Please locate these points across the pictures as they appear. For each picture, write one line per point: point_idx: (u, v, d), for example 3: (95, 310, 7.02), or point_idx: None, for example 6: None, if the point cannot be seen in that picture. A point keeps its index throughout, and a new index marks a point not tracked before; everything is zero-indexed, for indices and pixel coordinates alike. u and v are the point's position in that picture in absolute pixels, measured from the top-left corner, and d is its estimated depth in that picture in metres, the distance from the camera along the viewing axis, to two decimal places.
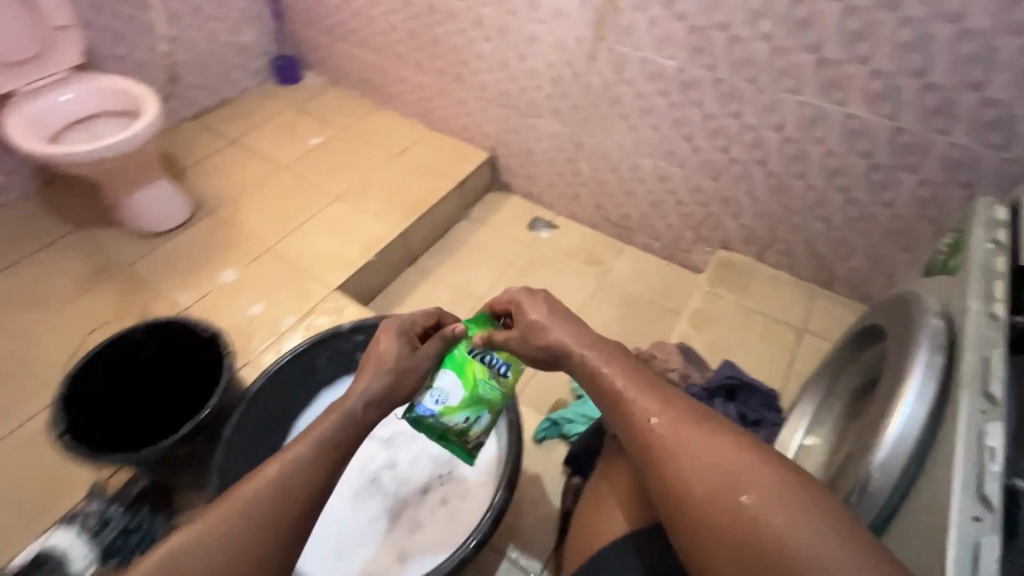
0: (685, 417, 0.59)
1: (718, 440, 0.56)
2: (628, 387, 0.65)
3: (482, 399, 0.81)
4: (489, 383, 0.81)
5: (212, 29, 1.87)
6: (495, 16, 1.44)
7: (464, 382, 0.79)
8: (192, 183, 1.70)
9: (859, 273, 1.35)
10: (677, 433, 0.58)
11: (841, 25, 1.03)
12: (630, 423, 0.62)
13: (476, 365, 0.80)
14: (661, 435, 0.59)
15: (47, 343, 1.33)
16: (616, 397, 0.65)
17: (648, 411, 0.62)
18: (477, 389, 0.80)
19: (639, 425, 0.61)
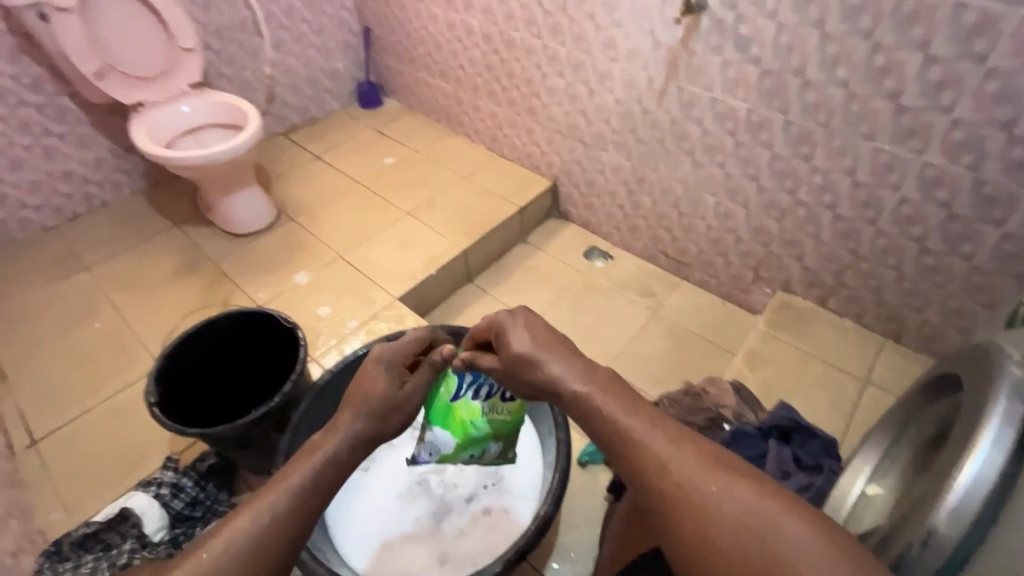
0: (702, 460, 0.54)
1: (738, 488, 0.51)
2: (630, 419, 0.58)
3: (480, 436, 0.91)
4: (481, 421, 0.89)
5: (309, 55, 2.06)
6: (570, 53, 1.52)
7: (454, 431, 0.90)
8: (277, 191, 1.86)
9: (932, 326, 1.29)
10: (692, 476, 0.53)
11: (922, 74, 1.02)
12: (638, 460, 0.56)
13: (462, 408, 0.88)
14: (675, 476, 0.53)
15: (141, 323, 1.47)
16: (619, 431, 0.58)
17: (658, 449, 0.55)
18: (468, 432, 0.89)
19: (649, 464, 0.55)
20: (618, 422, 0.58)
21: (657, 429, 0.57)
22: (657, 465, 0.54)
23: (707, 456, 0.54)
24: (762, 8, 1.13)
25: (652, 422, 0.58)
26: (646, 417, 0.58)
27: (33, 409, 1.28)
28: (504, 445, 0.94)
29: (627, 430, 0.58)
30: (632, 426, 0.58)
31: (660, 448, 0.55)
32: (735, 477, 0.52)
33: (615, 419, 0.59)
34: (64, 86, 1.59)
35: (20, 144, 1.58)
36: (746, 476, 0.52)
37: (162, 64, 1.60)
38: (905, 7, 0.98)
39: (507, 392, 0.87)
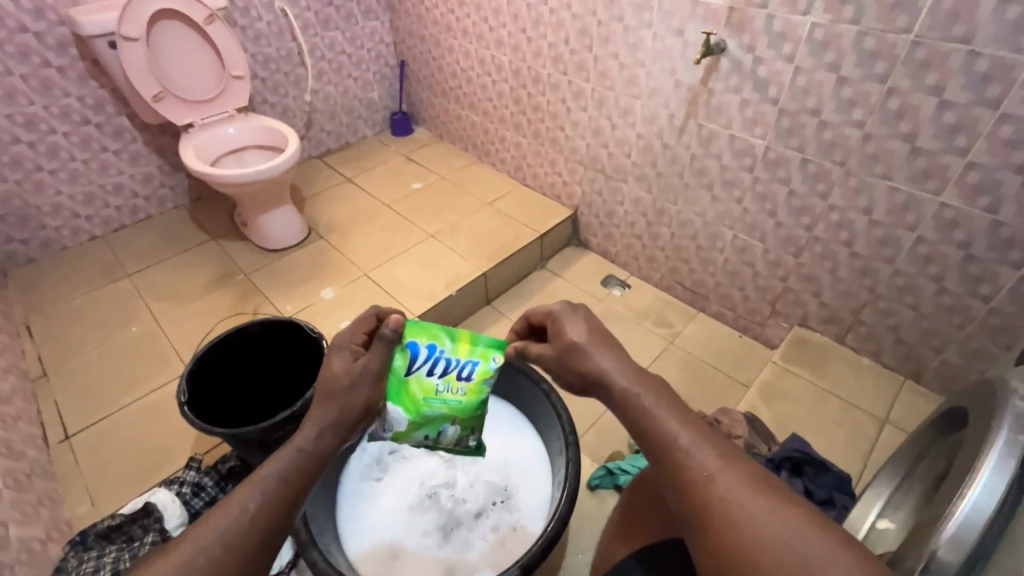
0: (750, 478, 0.54)
1: (787, 512, 0.51)
2: (684, 432, 0.58)
3: (435, 415, 0.86)
4: (435, 398, 0.84)
5: (348, 85, 2.19)
6: (594, 89, 1.59)
7: (405, 409, 0.84)
8: (310, 210, 1.95)
9: (952, 367, 1.28)
10: (738, 493, 0.52)
11: (937, 118, 1.05)
12: (684, 472, 0.56)
13: (416, 384, 0.83)
14: (721, 490, 0.53)
15: (175, 330, 1.54)
16: (668, 444, 0.58)
17: (708, 463, 0.55)
18: (421, 410, 0.85)
19: (695, 477, 0.55)
20: (668, 434, 0.59)
21: (709, 445, 0.57)
22: (704, 480, 0.54)
23: (756, 476, 0.54)
24: (780, 52, 1.18)
25: (705, 438, 0.58)
26: (693, 429, 0.59)
27: (70, 406, 1.35)
28: (462, 427, 0.89)
29: (674, 441, 0.58)
30: (687, 441, 0.57)
31: (709, 462, 0.55)
32: (783, 501, 0.52)
33: (665, 431, 0.59)
34: (123, 107, 1.72)
35: (79, 159, 1.71)
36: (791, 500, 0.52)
37: (212, 89, 1.73)
38: (918, 55, 1.02)
39: (466, 367, 0.84)
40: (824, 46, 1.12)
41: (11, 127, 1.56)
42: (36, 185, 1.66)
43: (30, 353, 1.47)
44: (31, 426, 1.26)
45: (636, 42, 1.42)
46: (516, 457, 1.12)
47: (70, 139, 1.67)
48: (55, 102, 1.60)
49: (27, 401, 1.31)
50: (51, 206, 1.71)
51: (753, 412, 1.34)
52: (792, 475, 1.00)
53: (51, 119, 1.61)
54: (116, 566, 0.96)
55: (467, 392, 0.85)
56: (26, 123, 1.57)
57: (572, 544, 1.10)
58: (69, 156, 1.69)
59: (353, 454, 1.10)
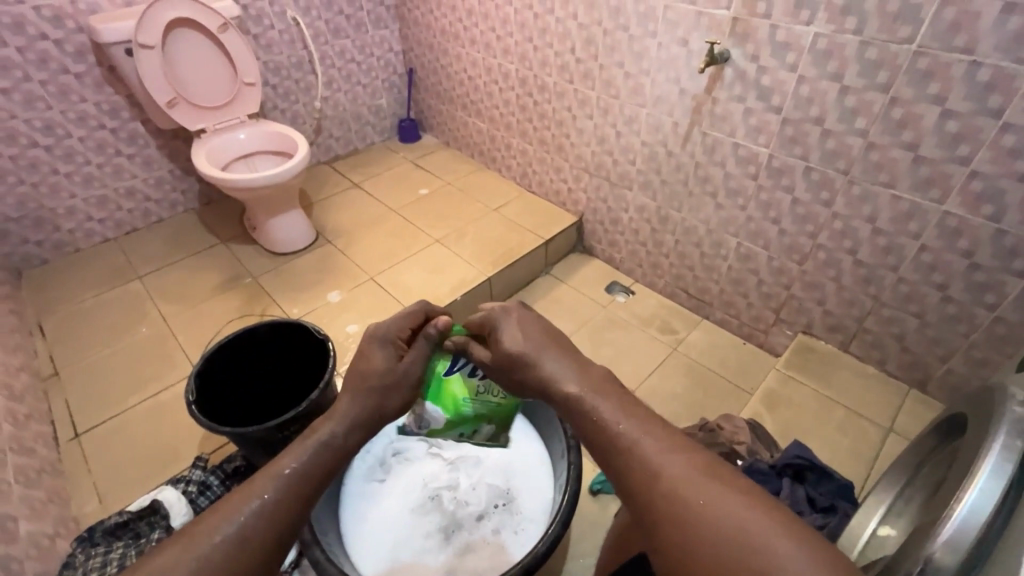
0: (695, 466, 0.51)
1: (731, 499, 0.47)
2: (628, 425, 0.56)
3: (472, 414, 1.07)
4: (473, 399, 1.05)
5: (357, 93, 2.23)
6: (599, 97, 1.60)
7: (448, 406, 1.05)
8: (318, 215, 1.98)
9: (957, 377, 1.27)
10: (681, 483, 0.49)
11: (939, 128, 1.05)
12: (627, 468, 0.53)
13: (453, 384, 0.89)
14: (665, 485, 0.50)
15: (184, 331, 1.56)
16: (610, 437, 0.56)
17: (649, 455, 0.53)
18: (461, 408, 1.05)
19: (639, 473, 0.52)
20: (610, 428, 0.57)
21: (650, 436, 0.54)
22: (647, 475, 0.52)
23: (700, 463, 0.51)
24: (783, 62, 1.19)
25: (648, 428, 0.55)
26: (642, 422, 0.56)
27: (80, 404, 1.37)
28: (495, 426, 1.12)
29: (619, 437, 0.55)
30: (631, 431, 0.55)
31: (651, 454, 0.53)
32: (729, 487, 0.48)
33: (609, 426, 0.57)
34: (138, 113, 1.76)
35: (94, 163, 1.74)
36: (738, 486, 0.49)
37: (225, 96, 1.76)
38: (921, 65, 1.02)
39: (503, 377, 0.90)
40: (827, 56, 1.13)
41: (30, 131, 1.59)
42: (52, 188, 1.70)
43: (42, 352, 1.49)
44: (42, 423, 1.28)
45: (641, 51, 1.43)
46: (519, 461, 1.13)
47: (86, 144, 1.70)
48: (72, 108, 1.64)
49: (39, 399, 1.34)
50: (66, 208, 1.74)
51: (756, 419, 1.34)
52: (794, 482, 1.00)
53: (68, 124, 1.65)
54: (122, 562, 0.97)
55: (501, 399, 1.06)
56: (43, 127, 1.61)
57: (572, 548, 1.11)
58: (85, 160, 1.72)
59: (357, 455, 1.11)
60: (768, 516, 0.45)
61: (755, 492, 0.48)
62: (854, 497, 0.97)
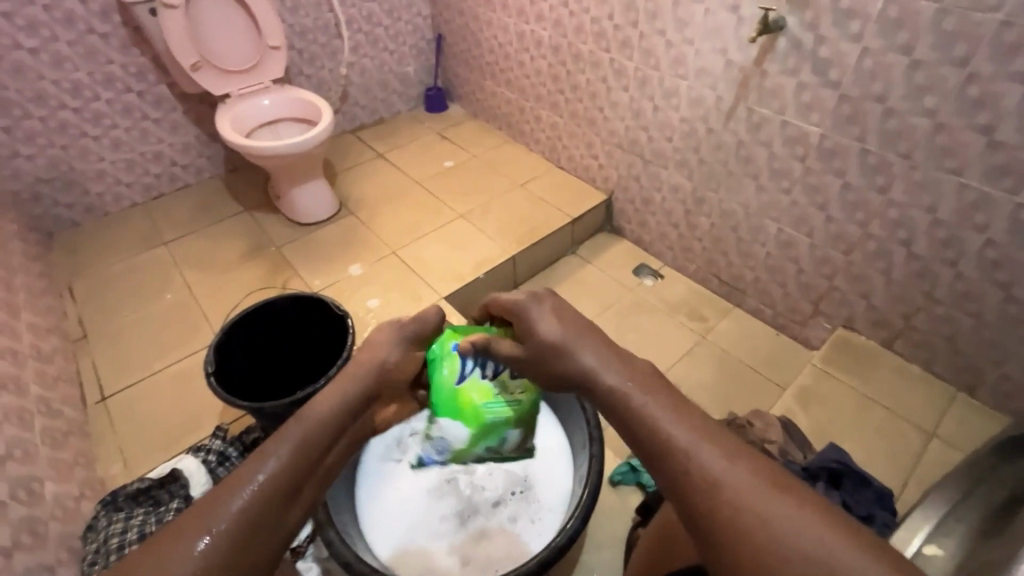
0: (762, 479, 0.46)
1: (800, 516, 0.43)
2: (676, 426, 0.51)
3: (497, 420, 0.96)
4: (494, 402, 0.94)
5: (384, 59, 2.16)
6: (637, 68, 1.50)
7: (471, 417, 0.94)
8: (341, 186, 1.94)
9: (1012, 382, 1.19)
10: (748, 497, 0.45)
11: (1023, 109, 0.94)
12: (684, 475, 0.48)
13: (472, 391, 0.92)
14: (728, 498, 0.45)
15: (207, 299, 1.57)
16: (658, 439, 0.51)
17: (702, 461, 0.48)
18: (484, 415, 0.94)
19: (695, 485, 0.47)
20: (658, 430, 0.51)
21: (707, 441, 0.49)
22: (707, 485, 0.46)
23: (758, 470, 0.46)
24: (846, 31, 1.08)
25: (703, 433, 0.50)
26: (692, 427, 0.51)
27: (107, 367, 1.39)
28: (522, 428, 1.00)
29: (669, 440, 0.50)
30: (682, 436, 0.50)
31: (713, 462, 0.47)
32: (806, 505, 0.44)
33: (656, 427, 0.51)
34: (163, 76, 1.73)
35: (121, 127, 1.73)
36: (814, 503, 0.44)
37: (251, 59, 1.72)
38: (1008, 37, 0.91)
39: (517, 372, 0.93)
40: (897, 25, 1.02)
41: (58, 93, 1.59)
42: (81, 151, 1.70)
43: (72, 315, 1.52)
44: (70, 385, 1.30)
45: (686, 18, 1.33)
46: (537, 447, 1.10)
47: (113, 107, 1.69)
48: (99, 69, 1.62)
49: (67, 360, 1.36)
50: (95, 171, 1.75)
51: (789, 416, 1.28)
52: (829, 487, 0.96)
53: (95, 86, 1.63)
54: (142, 529, 0.98)
55: (523, 390, 0.94)
56: (71, 89, 1.60)
57: (590, 539, 1.09)
58: (112, 124, 1.71)
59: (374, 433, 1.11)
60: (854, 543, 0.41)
61: (831, 508, 0.44)
62: (892, 507, 0.93)
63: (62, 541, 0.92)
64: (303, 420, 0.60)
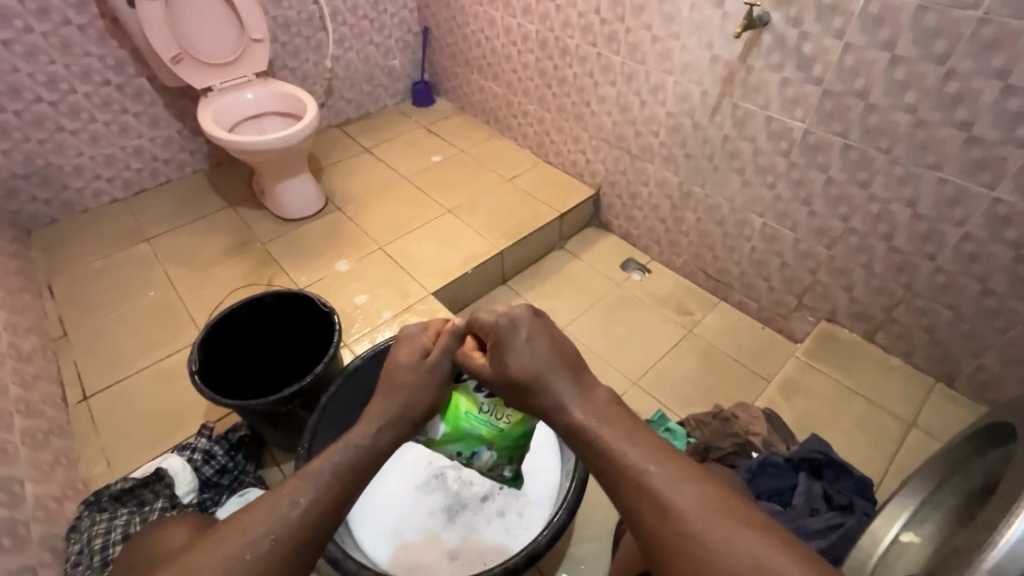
0: (707, 502, 0.50)
1: (743, 541, 0.47)
2: (633, 452, 0.56)
3: (473, 433, 0.91)
4: (477, 414, 0.90)
5: (370, 52, 2.13)
6: (624, 63, 1.50)
7: (450, 417, 0.90)
8: (328, 181, 1.92)
9: (989, 372, 1.21)
10: (693, 520, 0.50)
11: (999, 105, 0.96)
12: (636, 499, 0.53)
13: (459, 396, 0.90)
14: (676, 519, 0.50)
15: (189, 296, 1.55)
16: (615, 465, 0.55)
17: (659, 487, 0.52)
18: (462, 423, 0.90)
19: (645, 507, 0.52)
20: (618, 456, 0.56)
21: (656, 465, 0.54)
22: (656, 510, 0.51)
23: (708, 497, 0.51)
24: (829, 28, 1.09)
25: (658, 457, 0.55)
26: (645, 453, 0.55)
27: (88, 365, 1.37)
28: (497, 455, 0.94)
29: (624, 466, 0.55)
30: (636, 463, 0.55)
31: (660, 487, 0.52)
32: (743, 525, 0.49)
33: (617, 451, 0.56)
34: (143, 69, 1.70)
35: (100, 121, 1.70)
36: (750, 523, 0.49)
37: (232, 53, 1.69)
38: (984, 34, 0.93)
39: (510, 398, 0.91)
40: (879, 22, 1.03)
41: (33, 86, 1.55)
42: (58, 145, 1.66)
43: (51, 313, 1.49)
44: (51, 385, 1.28)
45: (672, 13, 1.33)
46: None
47: (91, 100, 1.65)
48: (76, 62, 1.58)
49: (47, 359, 1.34)
50: (73, 166, 1.71)
51: (772, 408, 1.30)
52: (810, 477, 0.98)
53: (72, 79, 1.60)
54: (126, 528, 0.97)
55: (511, 420, 0.90)
56: (46, 82, 1.56)
57: (577, 533, 1.10)
58: (90, 118, 1.68)
59: None
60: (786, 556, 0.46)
61: (765, 526, 0.49)
62: (874, 495, 0.94)
63: (43, 543, 0.91)
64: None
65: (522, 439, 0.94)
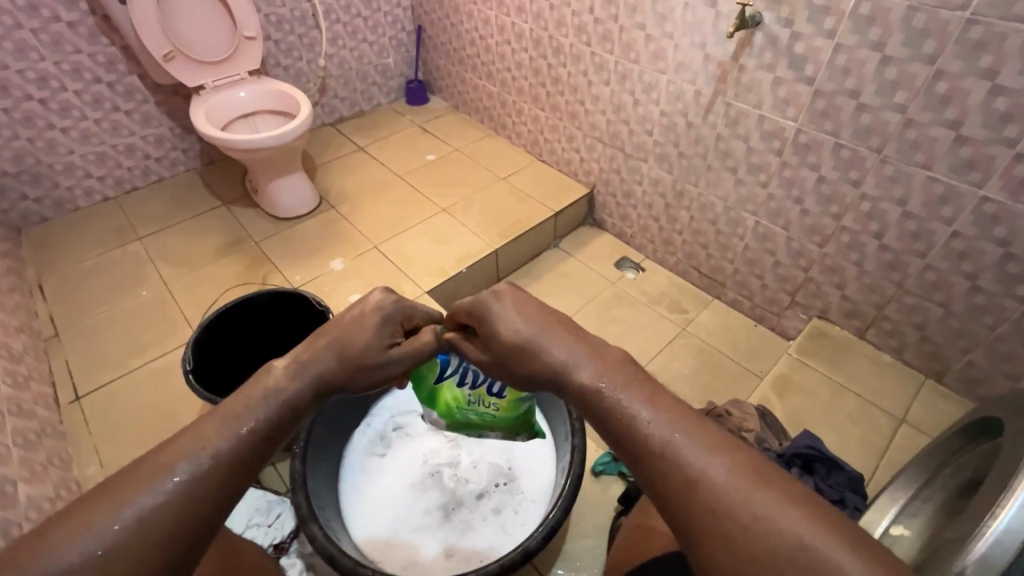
0: (742, 473, 0.46)
1: (784, 514, 0.43)
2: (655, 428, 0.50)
3: (471, 420, 0.98)
4: (467, 406, 0.95)
5: (364, 51, 2.12)
6: (618, 62, 1.51)
7: (445, 412, 0.98)
8: (322, 180, 1.92)
9: (978, 369, 1.23)
10: (728, 494, 0.45)
11: (987, 105, 0.98)
12: (661, 472, 0.48)
13: (445, 393, 0.95)
14: (708, 493, 0.45)
15: (182, 295, 1.54)
16: (637, 433, 0.50)
17: (687, 461, 0.47)
18: (456, 415, 0.97)
19: (674, 484, 0.47)
20: (635, 434, 0.51)
21: (682, 432, 0.49)
22: (688, 486, 0.46)
23: (743, 468, 0.46)
24: (821, 28, 1.10)
25: (683, 426, 0.49)
26: None
27: (80, 366, 1.36)
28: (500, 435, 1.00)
29: (647, 444, 0.50)
30: (660, 431, 0.49)
31: (692, 463, 0.47)
32: (782, 495, 0.44)
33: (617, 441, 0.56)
34: (134, 66, 1.69)
35: (90, 119, 1.68)
36: (786, 493, 0.44)
37: (225, 51, 1.68)
38: (973, 34, 0.94)
39: (496, 386, 0.89)
40: (869, 22, 1.04)
41: (23, 83, 1.53)
42: (48, 143, 1.64)
43: (42, 312, 1.48)
44: (42, 385, 1.27)
45: (666, 12, 1.34)
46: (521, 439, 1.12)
47: (81, 98, 1.64)
48: (66, 59, 1.57)
49: (39, 359, 1.33)
50: (64, 164, 1.69)
51: (765, 405, 1.32)
52: (803, 472, 0.99)
53: (62, 76, 1.58)
54: None
55: (499, 407, 0.93)
56: (37, 79, 1.54)
57: (573, 530, 1.10)
58: (81, 116, 1.66)
59: (357, 428, 1.12)
60: (825, 528, 0.42)
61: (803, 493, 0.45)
62: (862, 489, 0.97)
63: None
64: (262, 387, 0.57)
65: (519, 420, 0.96)
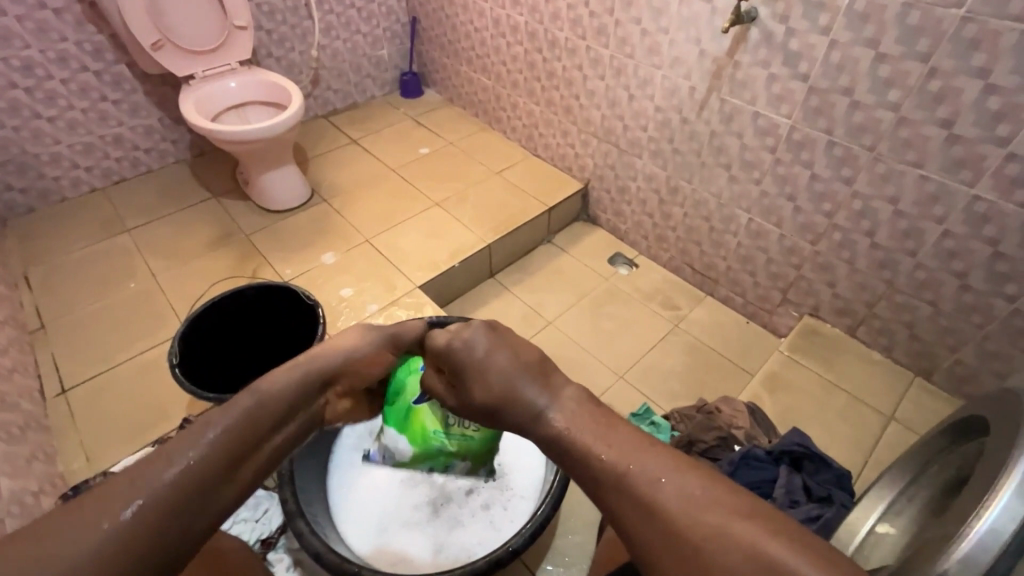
0: (695, 490, 0.45)
1: (735, 529, 0.43)
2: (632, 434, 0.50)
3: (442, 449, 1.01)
4: (443, 431, 1.00)
5: (357, 42, 2.10)
6: (613, 56, 1.50)
7: (418, 437, 1.00)
8: (314, 173, 1.90)
9: (966, 367, 1.24)
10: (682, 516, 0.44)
11: (981, 104, 0.97)
12: (619, 506, 0.47)
13: (422, 415, 1.00)
14: (666, 514, 0.45)
15: (171, 286, 1.52)
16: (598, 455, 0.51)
17: (641, 484, 0.47)
18: (429, 441, 1.00)
19: (630, 509, 0.47)
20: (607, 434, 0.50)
21: (637, 449, 0.49)
22: (647, 507, 0.46)
23: (697, 486, 0.46)
24: (816, 24, 1.10)
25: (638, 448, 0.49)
26: None
27: (67, 359, 1.34)
28: (468, 465, 1.03)
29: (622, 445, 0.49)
30: (617, 455, 0.49)
31: (654, 479, 0.47)
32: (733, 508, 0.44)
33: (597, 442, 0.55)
34: (123, 55, 1.66)
35: (77, 108, 1.65)
36: (739, 509, 0.44)
37: (215, 40, 1.65)
38: (967, 32, 0.94)
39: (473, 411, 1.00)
40: (864, 19, 1.03)
41: (8, 71, 1.50)
42: (35, 133, 1.62)
43: (29, 304, 1.46)
44: (28, 377, 1.26)
45: (661, 7, 1.33)
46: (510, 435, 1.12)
47: (68, 87, 1.61)
48: (53, 47, 1.54)
49: (24, 351, 1.31)
50: (50, 154, 1.66)
51: (756, 402, 1.32)
52: (791, 469, 1.00)
53: (48, 64, 1.55)
54: None
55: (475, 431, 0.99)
56: (22, 67, 1.52)
57: (561, 525, 1.11)
58: (68, 105, 1.63)
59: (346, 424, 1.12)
60: (781, 542, 0.42)
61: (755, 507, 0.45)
62: (849, 485, 0.97)
63: None
64: None
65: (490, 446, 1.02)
